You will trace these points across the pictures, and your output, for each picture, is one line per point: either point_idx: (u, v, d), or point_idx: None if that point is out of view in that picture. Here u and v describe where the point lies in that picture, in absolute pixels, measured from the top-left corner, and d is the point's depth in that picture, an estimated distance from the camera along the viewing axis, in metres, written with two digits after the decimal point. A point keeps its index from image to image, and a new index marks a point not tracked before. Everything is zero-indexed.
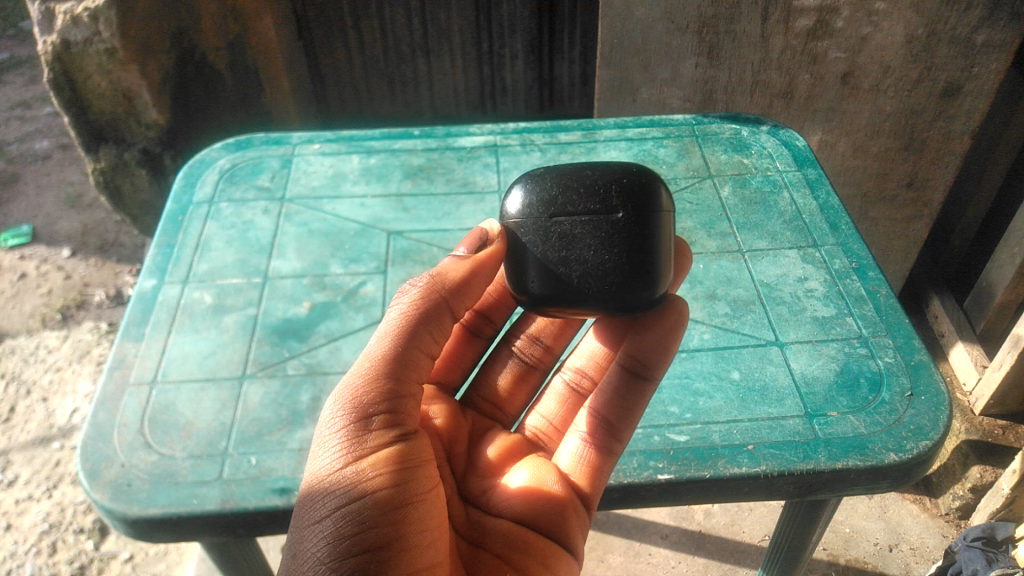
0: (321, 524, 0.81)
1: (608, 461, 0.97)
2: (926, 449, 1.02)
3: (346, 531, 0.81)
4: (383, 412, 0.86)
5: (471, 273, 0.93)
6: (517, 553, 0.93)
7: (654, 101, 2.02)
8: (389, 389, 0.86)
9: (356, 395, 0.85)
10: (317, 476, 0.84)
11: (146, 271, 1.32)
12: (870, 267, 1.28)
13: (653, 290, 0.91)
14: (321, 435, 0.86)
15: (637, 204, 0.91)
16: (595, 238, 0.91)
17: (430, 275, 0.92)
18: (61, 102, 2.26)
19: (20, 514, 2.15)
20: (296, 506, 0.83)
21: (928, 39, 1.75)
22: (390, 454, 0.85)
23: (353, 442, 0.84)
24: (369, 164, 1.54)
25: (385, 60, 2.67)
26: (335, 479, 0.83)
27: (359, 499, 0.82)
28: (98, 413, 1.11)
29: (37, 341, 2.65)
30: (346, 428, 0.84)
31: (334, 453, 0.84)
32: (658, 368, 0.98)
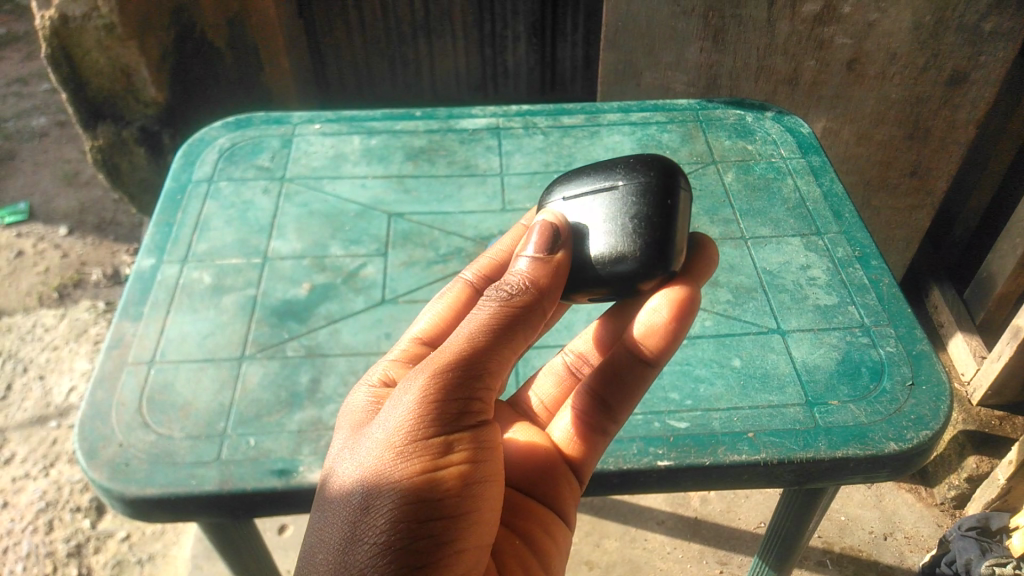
0: (392, 498, 0.75)
1: (602, 440, 0.94)
2: (926, 439, 1.01)
3: (423, 517, 0.75)
4: (473, 398, 0.79)
5: (555, 273, 0.85)
6: (518, 518, 0.93)
7: (658, 85, 2.00)
8: (480, 376, 0.78)
9: (449, 376, 0.77)
10: (393, 451, 0.76)
11: (144, 251, 1.31)
12: (873, 256, 1.27)
13: (654, 257, 0.90)
14: (400, 406, 0.77)
15: (643, 180, 0.93)
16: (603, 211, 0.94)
17: (532, 271, 0.83)
18: (58, 78, 2.24)
19: (17, 493, 2.15)
20: (369, 468, 0.76)
21: (936, 26, 1.73)
22: (469, 440, 0.79)
23: (439, 422, 0.77)
24: (370, 144, 1.52)
25: (386, 40, 2.64)
26: (413, 453, 0.76)
27: (437, 482, 0.76)
28: (96, 392, 1.11)
29: (34, 320, 2.64)
30: (435, 409, 0.76)
31: (416, 425, 0.76)
32: (662, 352, 0.90)
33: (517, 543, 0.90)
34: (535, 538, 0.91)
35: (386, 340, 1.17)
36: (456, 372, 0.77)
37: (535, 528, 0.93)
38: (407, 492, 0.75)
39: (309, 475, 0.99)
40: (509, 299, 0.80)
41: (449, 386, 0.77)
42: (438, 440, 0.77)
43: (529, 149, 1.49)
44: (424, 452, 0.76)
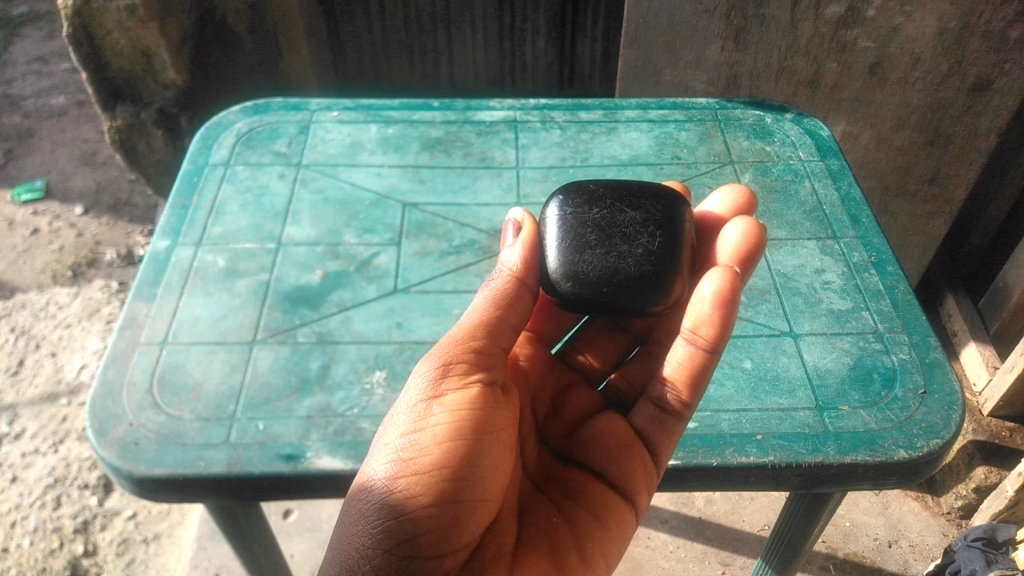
0: (382, 453, 0.83)
1: (678, 424, 0.93)
2: (937, 448, 1.01)
3: (402, 466, 0.81)
4: (457, 367, 0.86)
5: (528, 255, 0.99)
6: (572, 501, 0.94)
7: (677, 83, 1.98)
8: (464, 351, 0.87)
9: (441, 348, 0.88)
10: (391, 418, 0.85)
11: (159, 232, 1.31)
12: (889, 261, 1.26)
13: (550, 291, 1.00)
14: (409, 379, 0.88)
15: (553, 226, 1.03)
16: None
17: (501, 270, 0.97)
18: (79, 58, 2.26)
19: (25, 468, 2.18)
20: (379, 430, 0.86)
21: (961, 31, 1.71)
22: (458, 399, 0.84)
23: (430, 385, 0.85)
24: (387, 134, 1.52)
25: (405, 29, 2.64)
26: (405, 415, 0.84)
27: (422, 438, 0.82)
28: (108, 370, 1.11)
29: (48, 297, 2.66)
30: (422, 377, 0.86)
31: (412, 391, 0.86)
32: (717, 340, 0.89)
33: (553, 520, 0.91)
34: (576, 519, 0.92)
35: (398, 330, 1.17)
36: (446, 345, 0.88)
37: (581, 511, 0.92)
38: (393, 449, 0.82)
39: (317, 461, 0.99)
40: (491, 283, 0.95)
41: (436, 358, 0.87)
42: (424, 404, 0.84)
43: (546, 144, 1.48)
44: (415, 413, 0.84)
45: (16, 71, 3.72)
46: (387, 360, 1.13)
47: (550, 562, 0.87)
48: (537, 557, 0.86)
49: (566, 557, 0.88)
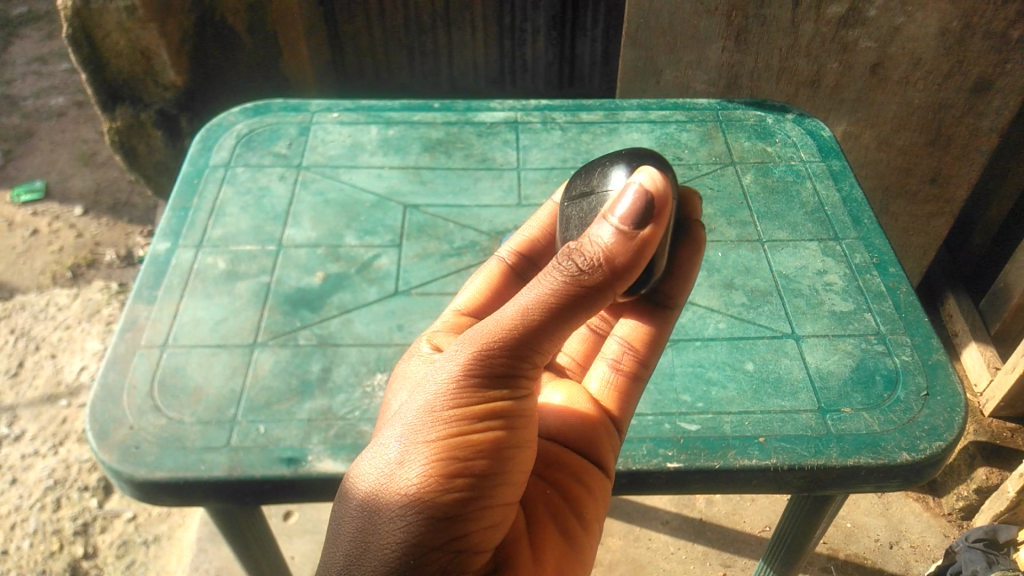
0: (418, 454, 0.77)
1: (637, 387, 0.95)
2: (940, 449, 1.01)
3: (446, 473, 0.76)
4: (509, 371, 0.79)
5: (634, 253, 0.77)
6: (555, 470, 0.90)
7: (678, 84, 1.97)
8: (516, 354, 0.78)
9: (494, 347, 0.78)
10: (426, 412, 0.78)
11: (159, 234, 1.31)
12: (891, 263, 1.26)
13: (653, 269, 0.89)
14: (443, 367, 0.79)
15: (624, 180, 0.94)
16: (566, 222, 0.99)
17: (594, 258, 0.77)
18: (79, 58, 2.26)
19: (25, 470, 2.18)
20: (406, 421, 0.79)
21: (962, 32, 1.71)
22: (503, 406, 0.79)
23: (476, 387, 0.78)
24: (388, 135, 1.52)
25: (405, 30, 2.63)
26: (446, 415, 0.78)
27: (467, 444, 0.77)
28: (108, 373, 1.11)
29: (48, 298, 2.66)
30: (463, 377, 0.78)
31: (453, 386, 0.78)
32: (680, 289, 0.97)
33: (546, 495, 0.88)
34: (573, 494, 0.89)
35: (398, 332, 1.17)
36: (492, 343, 0.78)
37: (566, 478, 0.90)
38: (434, 451, 0.77)
39: (318, 464, 0.99)
40: (576, 277, 0.76)
41: (482, 360, 0.78)
42: (468, 408, 0.78)
43: (546, 145, 1.48)
44: (458, 416, 0.78)
45: (16, 72, 3.72)
46: (388, 363, 1.12)
47: (557, 531, 0.87)
48: (548, 535, 0.86)
49: (573, 531, 0.88)
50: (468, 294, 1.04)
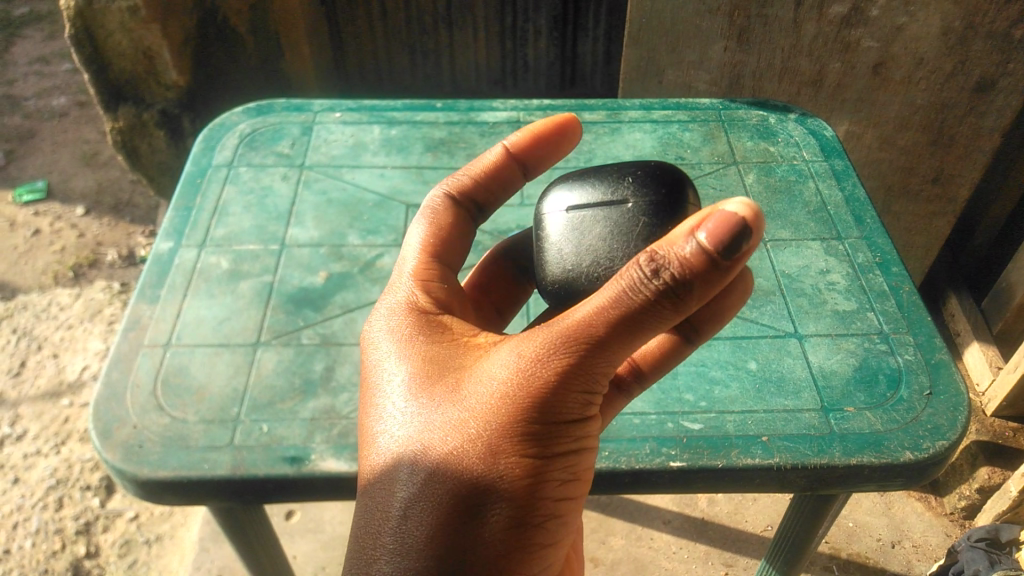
0: (487, 468, 0.77)
1: (622, 399, 0.93)
2: (943, 449, 1.01)
3: (514, 490, 0.77)
4: (583, 392, 0.76)
5: (710, 282, 0.70)
6: None
7: (680, 84, 1.97)
8: (586, 378, 0.75)
9: (572, 370, 0.74)
10: (496, 426, 0.76)
11: (162, 233, 1.31)
12: (893, 262, 1.26)
13: None
14: (513, 380, 0.76)
15: (655, 192, 0.91)
16: (578, 229, 0.92)
17: (679, 290, 0.70)
18: (82, 58, 2.26)
19: (27, 469, 2.18)
20: (474, 431, 0.77)
21: (965, 32, 1.70)
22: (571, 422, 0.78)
23: (550, 407, 0.76)
24: (390, 135, 1.52)
25: (407, 30, 2.64)
26: (516, 431, 0.76)
27: (535, 462, 0.78)
28: (112, 372, 1.11)
29: (50, 298, 2.66)
30: (532, 396, 0.75)
31: (526, 403, 0.75)
32: (705, 330, 0.89)
33: None
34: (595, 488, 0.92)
35: None
36: (565, 365, 0.74)
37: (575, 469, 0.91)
38: (503, 468, 0.77)
39: (321, 463, 0.99)
40: (660, 306, 0.70)
41: (556, 383, 0.74)
42: (540, 427, 0.76)
43: None
44: (530, 435, 0.77)
45: (17, 72, 3.72)
46: None
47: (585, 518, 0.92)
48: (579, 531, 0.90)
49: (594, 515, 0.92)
50: (412, 242, 0.94)
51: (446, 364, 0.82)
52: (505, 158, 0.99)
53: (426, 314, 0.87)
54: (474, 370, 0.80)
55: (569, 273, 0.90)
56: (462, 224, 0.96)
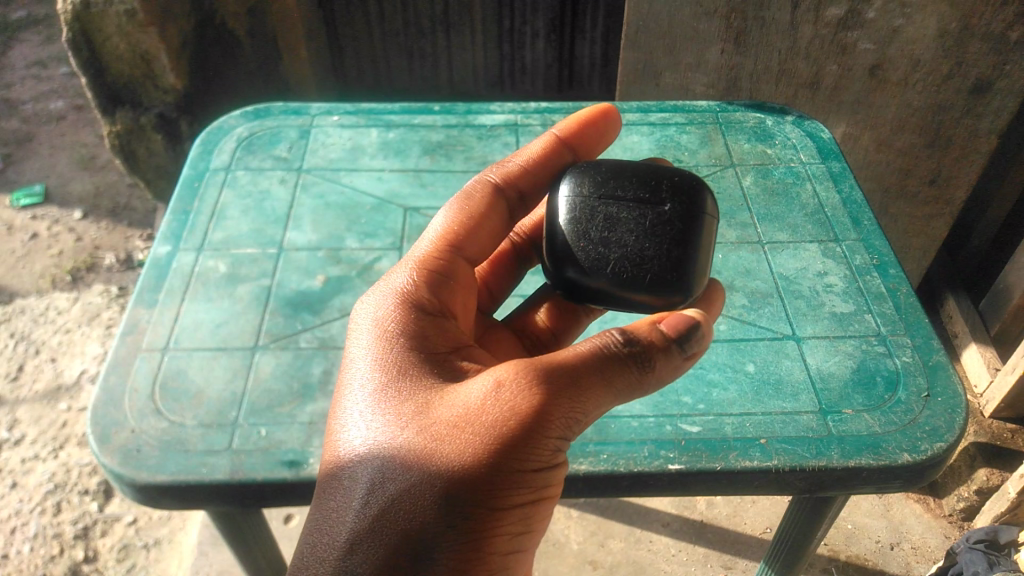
0: (448, 500, 0.76)
1: None
2: (940, 451, 1.01)
3: (470, 529, 0.77)
4: (554, 436, 0.78)
5: (673, 364, 0.82)
6: None
7: (678, 86, 1.97)
8: (558, 424, 0.78)
9: (549, 410, 0.77)
10: (466, 456, 0.76)
11: (160, 238, 1.31)
12: (891, 264, 1.26)
13: (688, 292, 0.90)
14: (491, 409, 0.77)
15: (686, 201, 0.91)
16: (605, 223, 0.91)
17: (646, 358, 0.80)
18: (79, 62, 2.25)
19: (25, 474, 2.18)
20: (444, 458, 0.76)
21: (961, 33, 1.71)
22: (537, 467, 0.79)
23: (523, 445, 0.77)
24: (388, 138, 1.52)
25: (404, 32, 2.64)
26: (484, 465, 0.76)
27: (496, 503, 0.78)
28: (110, 376, 1.11)
29: (48, 302, 2.66)
30: (506, 428, 0.76)
31: (499, 436, 0.76)
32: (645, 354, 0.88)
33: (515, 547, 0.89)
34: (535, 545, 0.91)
35: None
36: (542, 401, 0.77)
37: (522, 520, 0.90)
38: (464, 503, 0.76)
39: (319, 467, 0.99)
40: (629, 367, 0.80)
41: (531, 419, 0.76)
42: (508, 465, 0.77)
43: None
44: (497, 473, 0.77)
45: (14, 76, 3.72)
46: None
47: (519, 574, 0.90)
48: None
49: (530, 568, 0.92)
50: (438, 221, 0.96)
51: (423, 374, 0.82)
52: (549, 150, 1.04)
53: (411, 311, 0.86)
54: (452, 386, 0.80)
55: (590, 265, 0.90)
56: (496, 212, 0.99)
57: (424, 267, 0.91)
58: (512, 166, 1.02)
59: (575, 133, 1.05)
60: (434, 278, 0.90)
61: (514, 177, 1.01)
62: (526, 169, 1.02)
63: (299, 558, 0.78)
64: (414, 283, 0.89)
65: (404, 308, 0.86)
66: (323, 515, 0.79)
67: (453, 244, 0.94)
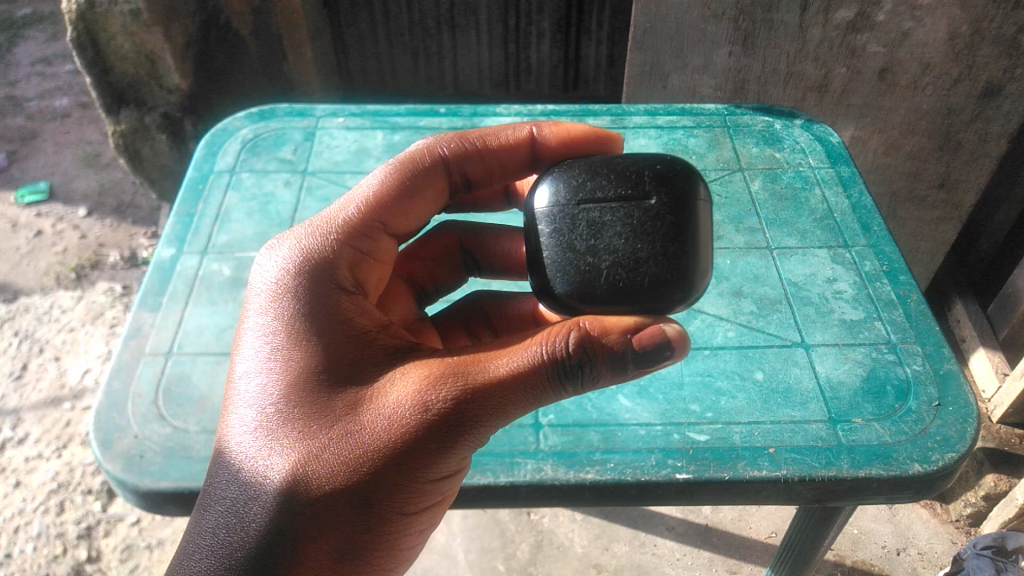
0: (359, 486, 0.81)
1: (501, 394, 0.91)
2: (951, 461, 1.00)
3: (374, 513, 0.83)
4: (471, 435, 0.83)
5: (620, 376, 0.84)
6: None
7: (685, 88, 1.95)
8: (475, 425, 0.82)
9: (471, 409, 0.81)
10: (382, 446, 0.81)
11: (164, 241, 1.31)
12: (901, 270, 1.24)
13: (688, 289, 0.86)
14: (413, 404, 0.81)
15: (674, 191, 0.87)
16: (589, 230, 0.89)
17: (594, 373, 0.82)
18: (84, 62, 2.24)
19: (29, 473, 2.18)
20: (360, 446, 0.81)
21: (972, 36, 1.69)
22: (449, 461, 0.84)
23: (439, 442, 0.82)
24: (393, 140, 1.50)
25: (409, 32, 2.64)
26: (398, 458, 0.81)
27: (404, 492, 0.83)
28: (113, 381, 1.10)
29: (52, 301, 2.65)
30: (422, 425, 0.81)
31: (416, 431, 0.81)
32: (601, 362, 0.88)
33: None
34: None
35: None
36: (462, 401, 0.81)
37: None
38: (373, 489, 0.82)
39: None
40: (568, 378, 0.82)
41: (449, 419, 0.81)
42: (418, 459, 0.82)
43: None
44: (408, 466, 0.82)
45: (20, 73, 3.72)
46: None
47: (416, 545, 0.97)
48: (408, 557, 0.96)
49: None
50: (370, 181, 0.99)
51: (346, 368, 0.85)
52: (517, 142, 1.02)
53: (333, 292, 0.89)
54: (374, 386, 0.84)
55: (582, 282, 0.88)
56: (431, 187, 1.00)
57: (343, 228, 0.93)
58: (468, 145, 1.02)
59: (555, 150, 1.01)
60: (351, 242, 0.93)
61: (464, 156, 1.02)
62: (479, 150, 1.03)
63: (204, 534, 0.82)
64: (329, 243, 0.92)
65: (329, 287, 0.89)
66: (230, 496, 0.82)
67: (375, 211, 0.96)
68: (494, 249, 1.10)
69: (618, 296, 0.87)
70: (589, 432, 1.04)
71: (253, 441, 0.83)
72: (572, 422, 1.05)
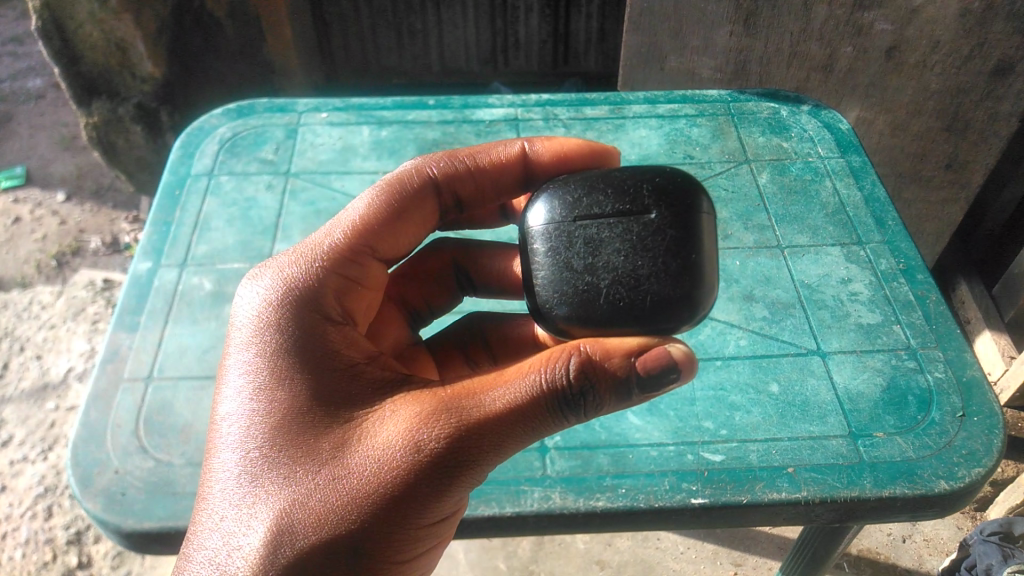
0: (352, 535, 0.74)
1: None
2: (979, 477, 0.95)
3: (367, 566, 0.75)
4: (469, 474, 0.77)
5: (624, 403, 0.78)
6: None
7: (683, 70, 1.87)
8: (471, 464, 0.76)
9: (468, 445, 0.75)
10: (374, 489, 0.75)
11: (141, 253, 1.23)
12: (918, 269, 1.19)
13: (693, 307, 0.80)
14: (407, 442, 0.75)
15: (675, 204, 0.81)
16: (586, 248, 0.82)
17: (598, 400, 0.76)
18: (50, 52, 2.14)
19: (14, 477, 2.11)
20: (351, 490, 0.75)
21: (984, 13, 1.61)
22: (446, 502, 0.78)
23: (434, 483, 0.76)
24: (381, 136, 1.42)
25: (393, 9, 2.53)
26: (392, 502, 0.75)
27: (399, 541, 0.76)
28: (90, 412, 1.04)
29: (31, 297, 2.55)
30: (416, 465, 0.75)
31: (410, 472, 0.75)
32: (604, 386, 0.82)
33: None
34: None
35: None
36: (459, 436, 0.75)
37: None
38: (366, 538, 0.75)
39: None
40: (571, 408, 0.76)
41: (446, 457, 0.75)
42: (413, 503, 0.76)
43: None
44: (403, 511, 0.75)
45: None
46: None
47: None
48: None
49: None
50: (356, 205, 0.92)
51: (331, 405, 0.78)
52: (509, 159, 0.95)
53: (317, 322, 0.82)
54: (362, 424, 0.78)
55: (581, 303, 0.81)
56: (421, 209, 0.94)
57: (328, 253, 0.86)
58: (457, 165, 0.95)
59: (547, 165, 0.94)
60: (336, 269, 0.86)
61: (453, 176, 0.95)
62: (470, 169, 0.96)
63: None
64: (312, 270, 0.85)
65: (313, 316, 0.82)
66: (211, 549, 0.74)
67: (362, 234, 0.89)
68: (487, 269, 1.03)
69: (617, 316, 0.80)
70: (597, 455, 0.99)
71: (236, 489, 0.76)
72: (580, 444, 1.00)
